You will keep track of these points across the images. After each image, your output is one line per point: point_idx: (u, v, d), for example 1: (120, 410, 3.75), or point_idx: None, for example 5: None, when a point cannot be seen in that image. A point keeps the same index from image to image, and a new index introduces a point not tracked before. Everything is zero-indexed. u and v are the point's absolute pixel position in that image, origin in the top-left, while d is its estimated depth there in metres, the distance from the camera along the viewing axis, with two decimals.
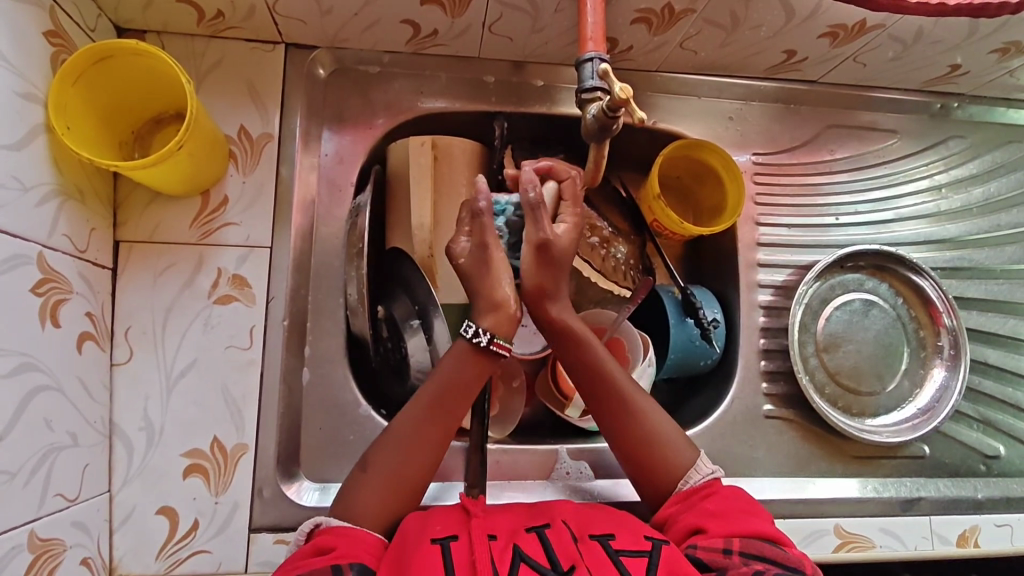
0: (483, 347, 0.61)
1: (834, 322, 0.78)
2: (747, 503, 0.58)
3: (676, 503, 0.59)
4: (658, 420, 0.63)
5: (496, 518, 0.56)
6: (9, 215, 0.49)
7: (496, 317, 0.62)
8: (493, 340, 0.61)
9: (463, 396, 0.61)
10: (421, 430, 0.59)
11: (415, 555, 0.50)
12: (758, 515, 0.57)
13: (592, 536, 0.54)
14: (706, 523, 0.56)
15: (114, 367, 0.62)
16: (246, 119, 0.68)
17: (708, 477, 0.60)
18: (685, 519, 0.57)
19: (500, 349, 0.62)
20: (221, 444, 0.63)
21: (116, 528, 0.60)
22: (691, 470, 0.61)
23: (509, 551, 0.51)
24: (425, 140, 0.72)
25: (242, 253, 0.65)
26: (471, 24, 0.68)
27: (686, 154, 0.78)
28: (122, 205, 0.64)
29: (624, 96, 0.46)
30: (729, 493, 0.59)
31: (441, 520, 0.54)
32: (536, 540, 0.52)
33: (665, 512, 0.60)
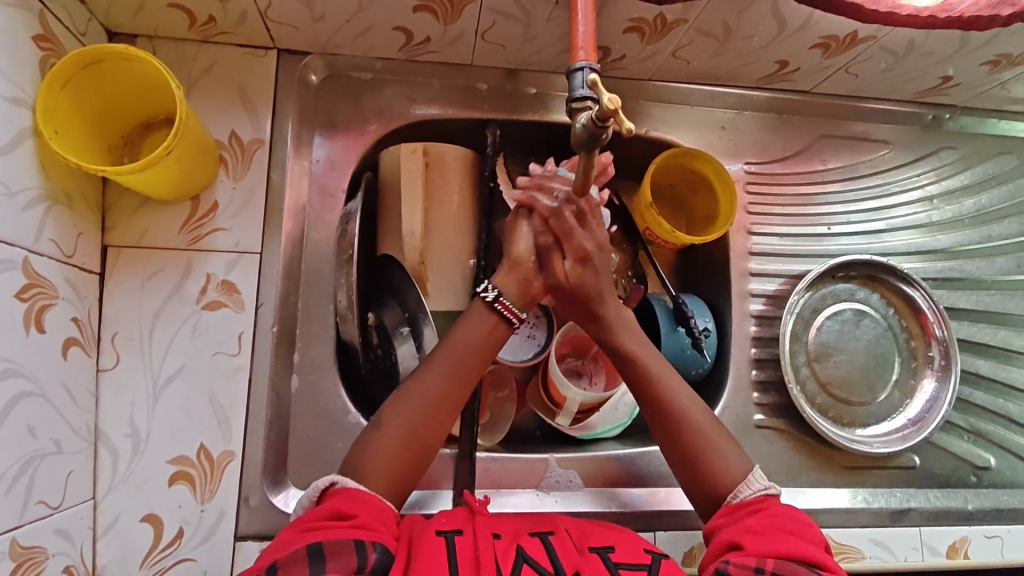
0: (490, 304, 0.62)
1: (825, 331, 0.78)
2: (795, 525, 0.56)
3: (725, 515, 0.59)
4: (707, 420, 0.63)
5: (499, 523, 0.57)
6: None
7: (512, 279, 0.63)
8: (499, 297, 0.62)
9: (458, 390, 0.59)
10: (436, 398, 0.58)
11: (421, 542, 0.51)
12: (805, 539, 0.55)
13: (591, 548, 0.54)
14: (745, 538, 0.55)
15: (100, 373, 0.61)
16: (237, 124, 0.68)
17: (758, 495, 0.59)
18: (726, 533, 0.57)
19: (507, 310, 0.62)
20: (208, 451, 0.62)
21: (100, 535, 0.59)
22: (742, 484, 0.60)
23: (512, 551, 0.52)
24: (416, 147, 0.73)
25: (231, 258, 0.66)
26: (464, 32, 0.68)
27: (677, 161, 0.78)
28: (111, 210, 0.64)
29: (613, 106, 0.45)
30: (778, 512, 0.57)
31: (447, 515, 0.55)
32: (539, 544, 0.53)
33: (714, 524, 0.59)
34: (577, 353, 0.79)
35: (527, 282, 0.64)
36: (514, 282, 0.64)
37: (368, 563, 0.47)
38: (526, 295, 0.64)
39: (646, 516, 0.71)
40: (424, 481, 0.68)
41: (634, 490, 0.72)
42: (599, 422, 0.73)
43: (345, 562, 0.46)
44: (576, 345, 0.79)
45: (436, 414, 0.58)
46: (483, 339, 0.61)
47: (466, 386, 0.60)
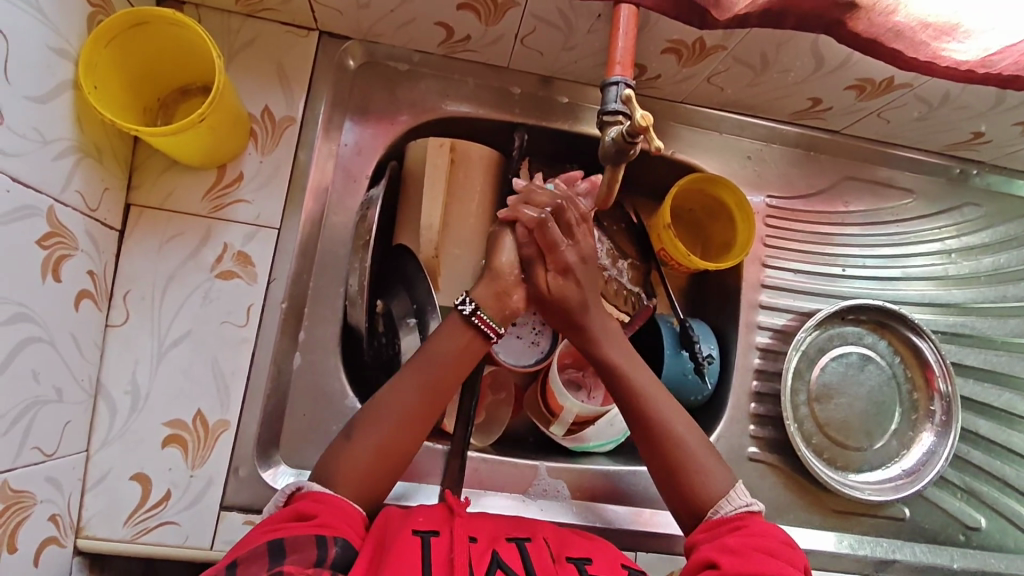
0: (467, 318, 0.62)
1: (829, 372, 0.78)
2: (774, 545, 0.56)
3: (705, 530, 0.59)
4: (697, 447, 0.62)
5: (474, 521, 0.58)
6: (28, 166, 0.50)
7: (488, 289, 0.64)
8: (476, 311, 0.62)
9: (431, 400, 0.59)
10: (409, 409, 0.58)
11: (397, 542, 0.51)
12: (783, 559, 0.55)
13: (568, 559, 0.56)
14: (721, 558, 0.54)
15: (109, 328, 0.62)
16: (271, 100, 0.69)
17: (738, 512, 0.59)
18: (703, 550, 0.56)
19: (484, 324, 0.62)
20: (204, 418, 0.63)
21: (89, 488, 0.60)
22: (723, 500, 0.60)
23: (488, 555, 0.52)
24: (443, 142, 0.73)
25: (250, 231, 0.66)
26: (504, 35, 0.68)
27: (700, 187, 0.79)
28: (138, 170, 0.65)
29: (645, 124, 0.45)
30: (757, 530, 0.57)
31: (425, 513, 0.56)
32: (514, 549, 0.54)
33: (693, 538, 0.59)
34: (579, 364, 0.79)
35: (504, 297, 0.64)
36: (491, 294, 0.64)
37: (328, 557, 0.48)
38: (504, 310, 0.64)
39: (629, 535, 0.70)
40: (412, 474, 0.68)
41: (620, 507, 0.72)
42: (592, 435, 0.73)
43: (304, 556, 0.47)
44: (577, 356, 0.79)
45: (406, 428, 0.58)
46: (459, 355, 0.61)
47: (440, 397, 0.60)
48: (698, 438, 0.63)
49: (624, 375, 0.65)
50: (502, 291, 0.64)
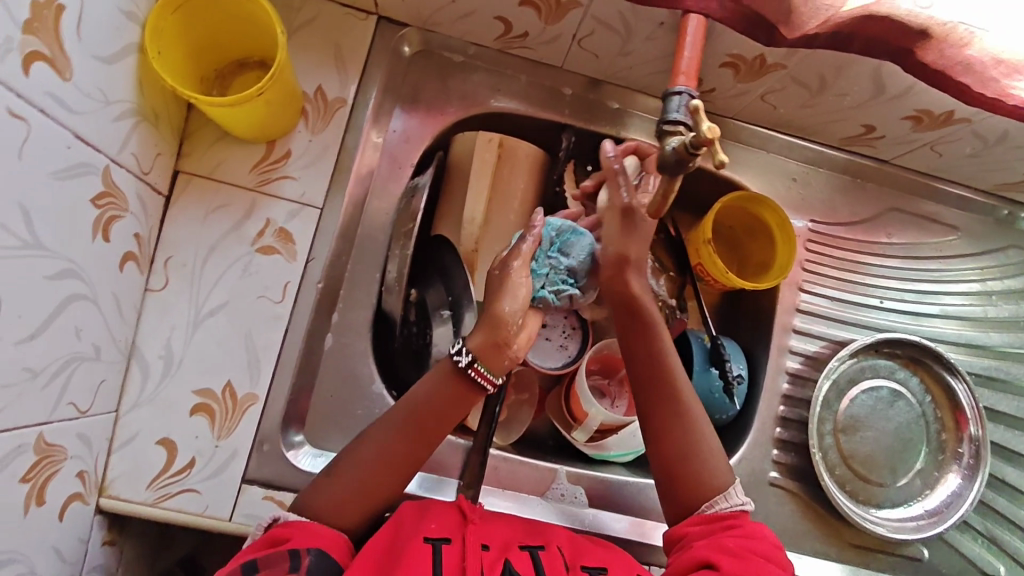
0: (463, 369, 0.60)
1: (857, 405, 0.77)
2: (769, 548, 0.55)
3: (698, 524, 0.57)
4: (709, 441, 0.61)
5: (489, 526, 0.58)
6: (92, 125, 0.48)
7: (486, 340, 0.60)
8: (472, 364, 0.59)
9: (420, 437, 0.58)
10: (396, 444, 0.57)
11: (408, 550, 0.53)
12: (776, 563, 0.54)
13: (582, 567, 0.56)
14: (721, 559, 0.53)
15: (148, 292, 0.63)
16: (325, 80, 0.69)
17: (733, 511, 0.58)
18: (699, 548, 0.55)
19: (480, 377, 0.59)
20: (232, 389, 0.63)
21: (115, 449, 0.60)
22: (721, 496, 0.58)
23: (499, 564, 0.53)
24: (492, 138, 0.73)
25: (293, 208, 0.67)
26: (562, 34, 0.67)
27: (743, 204, 0.78)
28: (189, 139, 0.66)
29: (710, 136, 0.44)
30: (752, 531, 0.56)
31: (437, 519, 0.57)
32: (527, 558, 0.55)
33: (684, 531, 0.58)
34: (606, 372, 0.78)
35: (503, 348, 0.61)
36: (489, 346, 0.60)
37: (303, 566, 0.49)
38: (501, 361, 0.61)
39: (642, 548, 0.70)
40: (430, 466, 0.68)
41: (636, 518, 0.71)
42: (614, 444, 0.73)
43: (280, 569, 0.49)
44: (605, 364, 0.78)
45: (392, 461, 0.57)
46: (451, 397, 0.59)
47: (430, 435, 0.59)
48: (711, 430, 0.62)
49: (652, 351, 0.63)
50: (502, 343, 0.60)
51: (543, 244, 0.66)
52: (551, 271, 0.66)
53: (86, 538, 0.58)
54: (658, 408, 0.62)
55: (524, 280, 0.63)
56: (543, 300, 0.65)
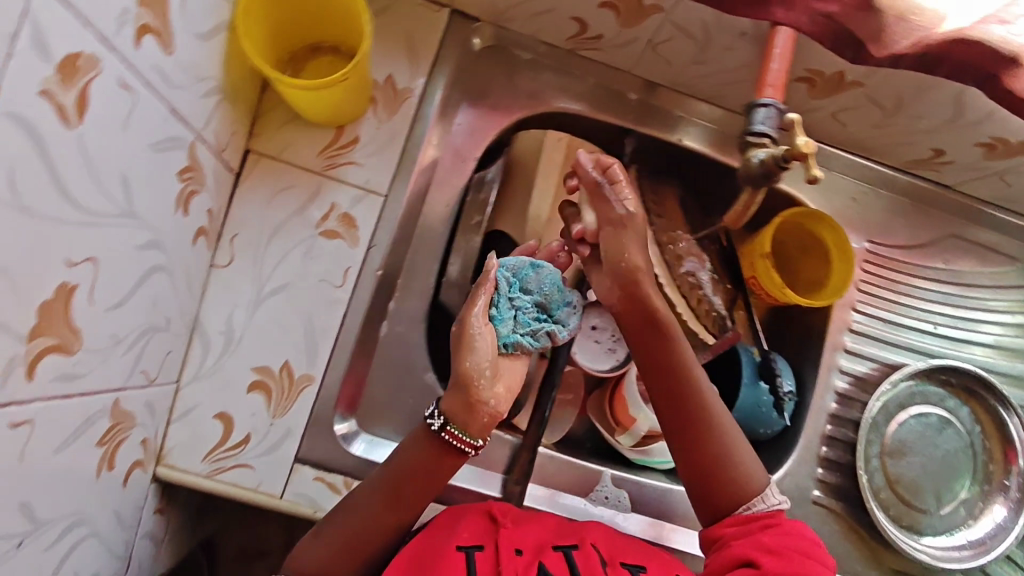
0: (436, 433, 0.57)
1: (906, 429, 0.76)
2: (812, 547, 0.55)
3: (734, 525, 0.57)
4: (737, 442, 0.60)
5: (524, 527, 0.59)
6: (186, 100, 0.49)
7: (454, 399, 0.56)
8: (445, 427, 0.56)
9: (402, 500, 0.57)
10: (381, 507, 0.57)
11: (441, 561, 0.53)
12: (817, 560, 0.54)
13: (622, 563, 0.57)
14: (762, 559, 0.53)
15: (213, 268, 0.63)
16: (396, 70, 0.69)
17: (771, 511, 0.58)
18: (738, 548, 0.55)
19: (455, 439, 0.56)
20: (290, 369, 0.64)
21: (174, 420, 0.61)
22: (757, 497, 0.58)
23: (535, 567, 0.54)
24: (561, 136, 0.73)
25: (358, 194, 0.67)
26: (637, 38, 0.66)
27: (800, 221, 0.78)
28: (261, 119, 0.66)
29: (806, 150, 0.44)
30: (790, 529, 0.56)
31: (469, 527, 0.57)
32: (562, 559, 0.55)
33: (721, 531, 0.58)
34: None
35: (477, 405, 0.56)
36: (462, 404, 0.56)
37: None
38: (477, 420, 0.56)
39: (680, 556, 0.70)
40: (476, 459, 0.69)
41: (677, 526, 0.71)
42: (659, 450, 0.74)
43: None
44: None
45: (375, 523, 0.57)
46: (433, 460, 0.57)
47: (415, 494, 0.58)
48: (737, 431, 0.61)
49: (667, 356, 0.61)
50: (477, 399, 0.56)
51: (499, 288, 0.59)
52: (518, 311, 0.60)
53: (141, 504, 0.59)
54: (680, 414, 0.61)
55: (487, 332, 0.56)
56: (516, 344, 0.58)
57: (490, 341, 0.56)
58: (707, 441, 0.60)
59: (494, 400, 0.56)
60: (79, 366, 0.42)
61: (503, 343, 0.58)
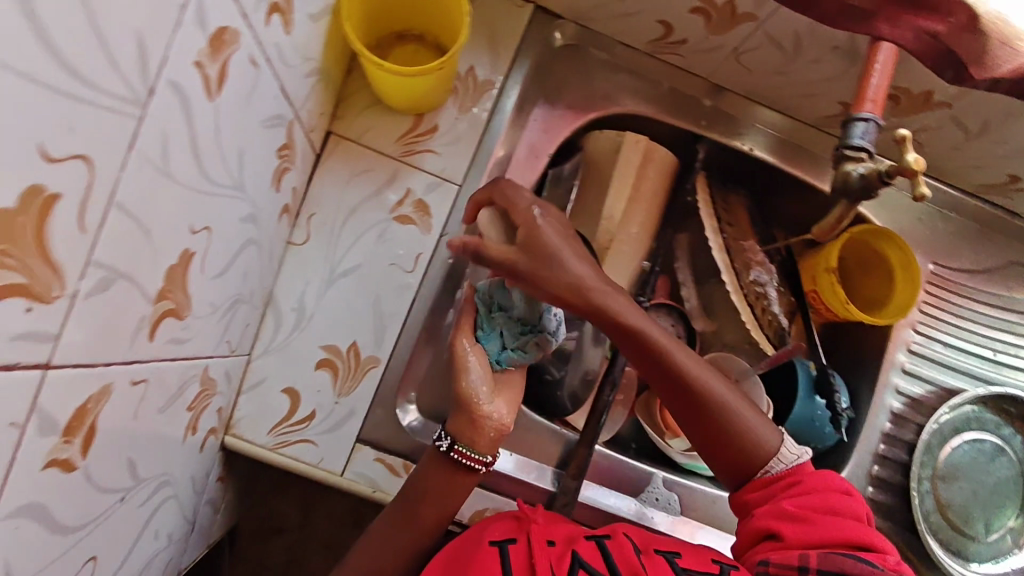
0: (445, 452, 0.60)
1: (959, 454, 0.76)
2: (838, 501, 0.54)
3: (757, 489, 0.57)
4: (740, 407, 0.58)
5: (556, 524, 0.58)
6: (293, 80, 0.50)
7: (461, 420, 0.60)
8: (453, 447, 0.59)
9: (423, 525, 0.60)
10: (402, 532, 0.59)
11: (475, 557, 0.53)
12: (846, 517, 0.53)
13: (657, 551, 0.55)
14: (783, 527, 0.53)
15: (289, 245, 0.64)
16: (477, 61, 0.70)
17: (790, 469, 0.57)
18: (760, 519, 0.55)
19: (463, 458, 0.59)
20: (357, 349, 0.65)
21: (244, 391, 0.62)
22: (774, 458, 0.57)
23: (568, 556, 0.53)
24: (641, 138, 0.73)
25: (433, 181, 0.68)
26: (722, 46, 0.66)
27: (865, 238, 0.77)
28: (343, 102, 0.67)
29: (916, 166, 0.45)
30: (814, 487, 0.55)
31: (498, 527, 0.57)
32: (595, 548, 0.54)
33: (745, 497, 0.58)
34: None
35: (479, 423, 0.60)
36: (467, 423, 0.60)
37: None
38: (481, 436, 0.60)
39: None
40: (532, 451, 0.70)
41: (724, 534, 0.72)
42: None
43: None
44: None
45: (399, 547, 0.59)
46: (449, 482, 0.59)
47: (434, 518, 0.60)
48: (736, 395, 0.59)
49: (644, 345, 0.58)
50: (478, 417, 0.60)
51: (479, 311, 0.63)
52: (502, 330, 0.63)
53: (208, 470, 0.60)
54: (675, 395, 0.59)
55: (477, 359, 0.61)
56: (509, 361, 0.63)
57: (481, 365, 0.61)
58: (713, 423, 0.58)
59: (495, 413, 0.60)
60: (184, 331, 0.43)
61: (497, 360, 0.63)
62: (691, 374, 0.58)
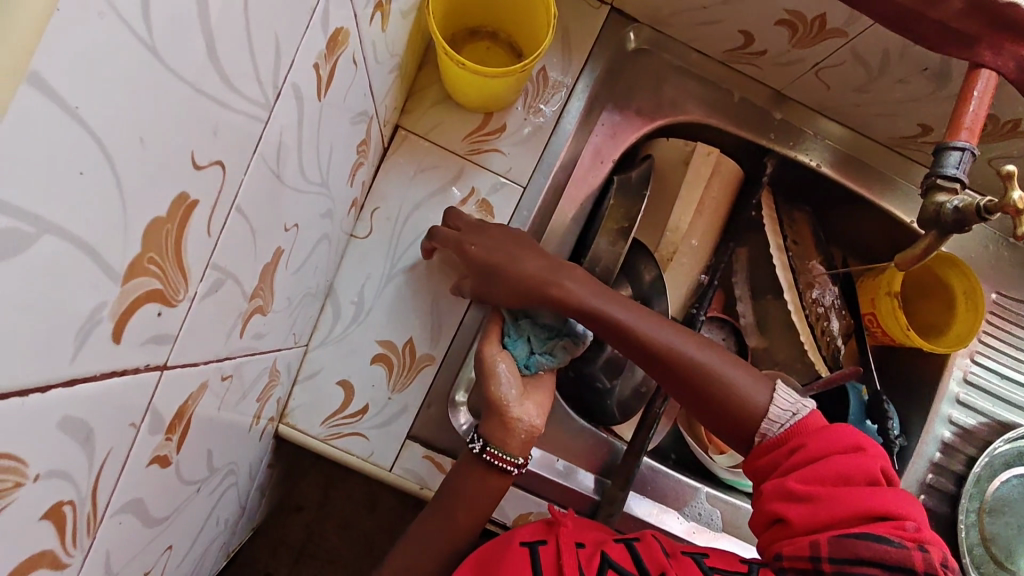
0: (477, 454, 0.59)
1: (1007, 488, 0.75)
2: (843, 466, 0.50)
3: (761, 455, 0.55)
4: (717, 368, 0.57)
5: (584, 527, 0.58)
6: (380, 76, 0.49)
7: (491, 421, 0.60)
8: (485, 448, 0.59)
9: (460, 528, 0.60)
10: (436, 534, 0.59)
11: (505, 557, 0.53)
12: (856, 482, 0.49)
13: (684, 553, 0.54)
14: (789, 512, 0.50)
15: (352, 238, 0.64)
16: (549, 62, 0.69)
17: (789, 429, 0.54)
18: (766, 498, 0.52)
19: (495, 459, 0.59)
20: (413, 346, 0.65)
21: (299, 381, 0.63)
22: (767, 420, 0.55)
23: (597, 557, 0.52)
24: (711, 150, 0.75)
25: (498, 182, 0.67)
26: (803, 59, 0.65)
27: (928, 265, 0.76)
28: (413, 96, 0.66)
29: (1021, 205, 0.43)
30: (818, 451, 0.52)
31: (528, 529, 0.57)
32: (624, 549, 0.53)
33: (754, 465, 0.56)
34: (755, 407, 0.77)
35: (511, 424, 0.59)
36: (496, 423, 0.60)
37: None
38: (513, 437, 0.60)
39: None
40: (574, 458, 0.70)
41: None
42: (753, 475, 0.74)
43: None
44: None
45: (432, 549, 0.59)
46: (485, 481, 0.60)
47: (466, 522, 0.60)
48: (710, 357, 0.57)
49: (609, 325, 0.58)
50: (513, 419, 0.59)
51: (506, 317, 0.62)
52: (529, 334, 0.61)
53: (262, 457, 0.60)
54: (654, 370, 0.58)
55: (504, 361, 0.60)
56: (536, 366, 0.61)
57: (512, 376, 0.60)
58: (696, 389, 0.57)
59: (525, 414, 0.59)
60: (265, 325, 0.43)
61: (525, 365, 0.61)
62: (664, 345, 0.57)
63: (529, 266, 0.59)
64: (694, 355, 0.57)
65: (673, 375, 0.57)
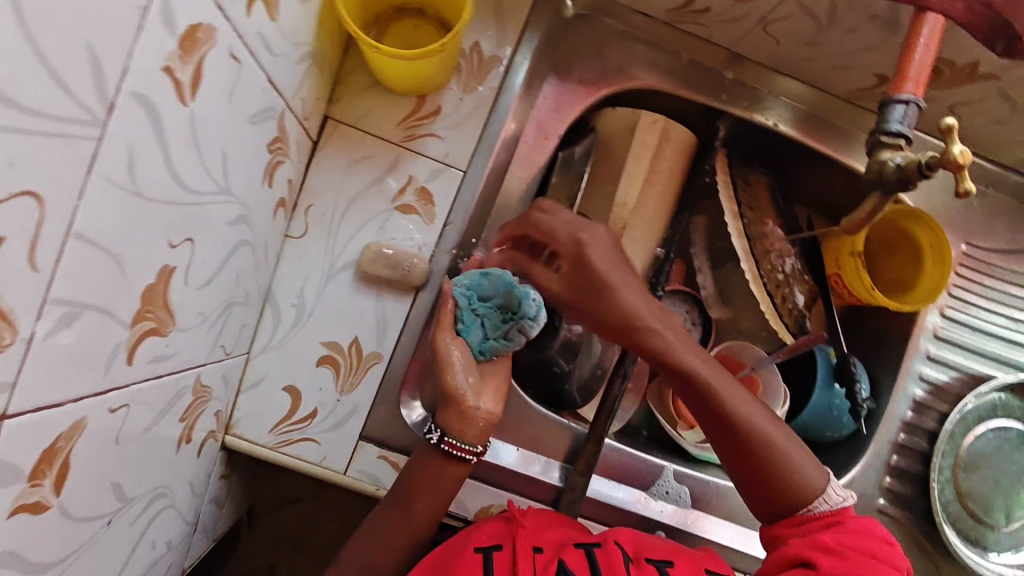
0: (434, 445, 0.57)
1: (983, 443, 0.73)
2: (877, 546, 0.51)
3: (794, 527, 0.54)
4: (775, 435, 0.56)
5: (545, 525, 0.56)
6: (284, 68, 0.46)
7: (450, 414, 0.58)
8: (443, 438, 0.57)
9: (415, 527, 0.58)
10: (389, 534, 0.58)
11: (459, 564, 0.51)
12: (884, 561, 0.50)
13: (649, 560, 0.54)
14: (819, 558, 0.50)
15: (288, 238, 0.62)
16: (483, 35, 0.65)
17: (837, 511, 0.54)
18: (794, 546, 0.52)
19: (452, 449, 0.57)
20: (359, 345, 0.63)
21: (243, 390, 0.61)
22: (819, 498, 0.54)
23: (553, 566, 0.51)
24: (658, 118, 0.69)
25: (436, 168, 0.64)
26: (749, 15, 0.61)
27: (891, 220, 0.73)
28: (340, 83, 0.63)
29: (963, 160, 0.40)
30: (857, 529, 0.52)
31: (487, 529, 0.55)
32: (582, 557, 0.52)
33: (778, 532, 0.54)
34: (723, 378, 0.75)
35: (468, 415, 0.58)
36: (455, 414, 0.58)
37: None
38: (469, 426, 0.58)
39: (738, 555, 0.69)
40: (537, 446, 0.68)
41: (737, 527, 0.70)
42: None
43: None
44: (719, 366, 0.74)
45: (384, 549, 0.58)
46: (441, 469, 0.58)
47: (420, 522, 0.58)
48: (770, 423, 0.56)
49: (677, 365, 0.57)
50: (469, 409, 0.58)
51: (458, 304, 0.59)
52: (484, 320, 0.59)
53: (208, 471, 0.59)
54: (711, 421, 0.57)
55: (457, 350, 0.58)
56: (492, 351, 0.59)
57: (461, 368, 0.57)
58: (749, 449, 0.55)
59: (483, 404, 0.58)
60: (168, 346, 0.40)
61: (480, 351, 0.59)
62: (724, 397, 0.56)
63: (636, 301, 0.58)
64: (758, 414, 0.56)
65: (731, 432, 0.56)
